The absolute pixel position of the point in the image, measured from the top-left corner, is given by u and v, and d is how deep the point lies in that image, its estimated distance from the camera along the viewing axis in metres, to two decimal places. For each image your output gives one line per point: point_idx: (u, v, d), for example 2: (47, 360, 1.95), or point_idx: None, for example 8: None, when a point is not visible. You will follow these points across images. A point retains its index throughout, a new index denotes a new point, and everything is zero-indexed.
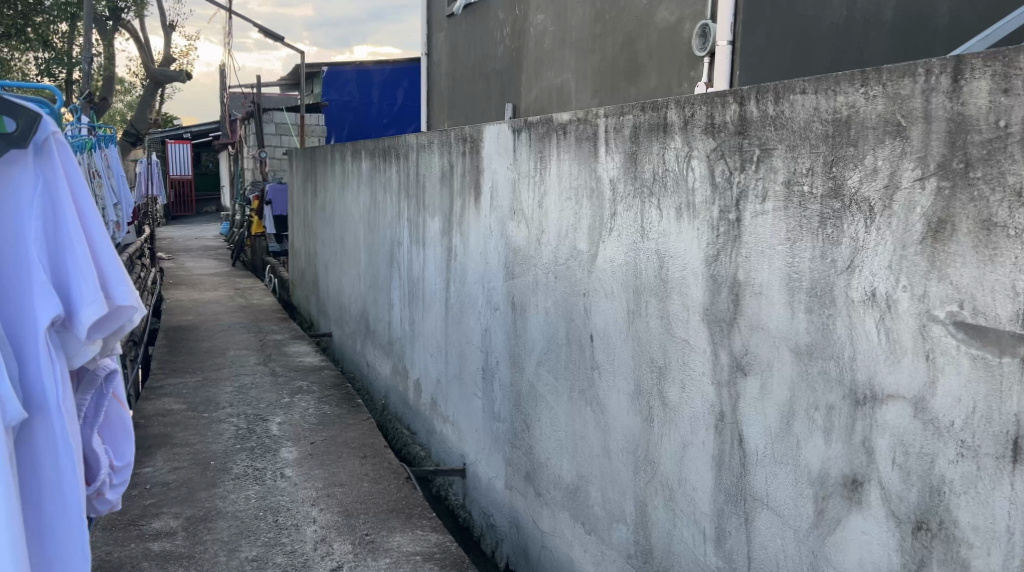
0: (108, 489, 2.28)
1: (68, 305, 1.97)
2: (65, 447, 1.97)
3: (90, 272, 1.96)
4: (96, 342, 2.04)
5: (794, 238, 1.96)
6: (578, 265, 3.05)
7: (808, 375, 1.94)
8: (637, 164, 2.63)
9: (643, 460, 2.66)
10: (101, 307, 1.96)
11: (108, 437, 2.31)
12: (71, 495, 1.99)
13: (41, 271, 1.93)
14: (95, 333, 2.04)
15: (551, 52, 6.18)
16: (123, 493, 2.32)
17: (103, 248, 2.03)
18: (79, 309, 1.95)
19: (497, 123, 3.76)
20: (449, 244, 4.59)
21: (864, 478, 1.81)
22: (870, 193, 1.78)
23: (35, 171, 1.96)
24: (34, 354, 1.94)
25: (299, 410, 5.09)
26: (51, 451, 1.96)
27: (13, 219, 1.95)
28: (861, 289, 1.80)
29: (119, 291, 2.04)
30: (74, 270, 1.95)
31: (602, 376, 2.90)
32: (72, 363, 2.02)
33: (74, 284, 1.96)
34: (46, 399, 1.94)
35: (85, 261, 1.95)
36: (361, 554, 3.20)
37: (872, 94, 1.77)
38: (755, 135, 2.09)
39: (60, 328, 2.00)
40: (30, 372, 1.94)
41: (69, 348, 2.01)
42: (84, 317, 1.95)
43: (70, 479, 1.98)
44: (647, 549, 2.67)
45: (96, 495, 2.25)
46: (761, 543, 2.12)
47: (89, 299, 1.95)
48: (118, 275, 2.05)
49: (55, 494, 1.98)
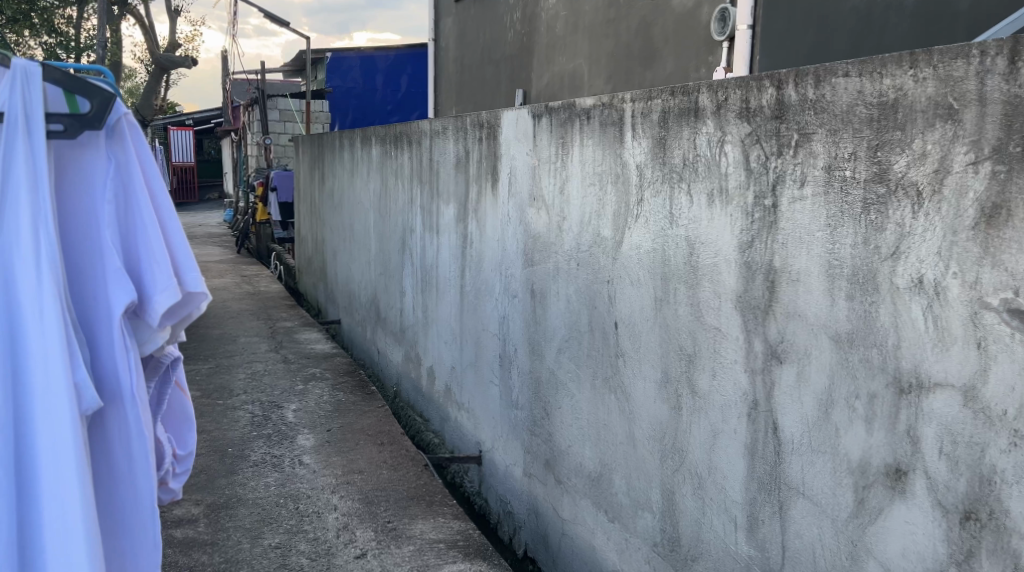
0: (171, 478, 2.26)
1: (140, 291, 1.95)
2: (137, 437, 1.95)
3: (163, 258, 1.93)
4: (166, 329, 2.02)
5: (835, 224, 1.94)
6: (602, 252, 3.02)
7: (849, 362, 1.91)
8: (666, 150, 2.60)
9: (670, 448, 2.64)
10: (174, 294, 1.94)
11: (170, 425, 2.30)
12: (144, 486, 1.98)
13: (114, 256, 1.90)
14: (166, 320, 2.01)
15: (563, 37, 6.13)
16: (185, 483, 2.29)
17: (174, 233, 2.01)
18: (152, 295, 1.93)
19: (516, 109, 3.73)
20: (465, 230, 4.56)
21: (908, 467, 1.78)
22: (918, 178, 1.75)
23: (107, 154, 1.94)
24: (107, 341, 1.92)
25: (313, 397, 5.08)
26: (124, 442, 1.96)
27: (85, 202, 1.92)
28: (907, 275, 1.78)
29: (190, 277, 2.01)
30: (147, 255, 1.93)
31: (627, 364, 2.88)
32: (144, 350, 1.99)
33: (146, 269, 1.93)
34: (120, 389, 1.93)
35: (158, 245, 1.93)
36: (385, 542, 3.19)
37: (921, 77, 1.74)
38: (794, 119, 2.05)
39: (132, 314, 1.97)
40: (104, 360, 1.92)
41: (140, 334, 1.99)
42: (157, 303, 1.93)
43: (142, 469, 1.97)
44: (675, 538, 2.65)
45: (159, 484, 2.23)
46: (797, 533, 2.10)
47: (163, 285, 1.93)
48: (189, 260, 2.02)
49: (128, 484, 1.97)
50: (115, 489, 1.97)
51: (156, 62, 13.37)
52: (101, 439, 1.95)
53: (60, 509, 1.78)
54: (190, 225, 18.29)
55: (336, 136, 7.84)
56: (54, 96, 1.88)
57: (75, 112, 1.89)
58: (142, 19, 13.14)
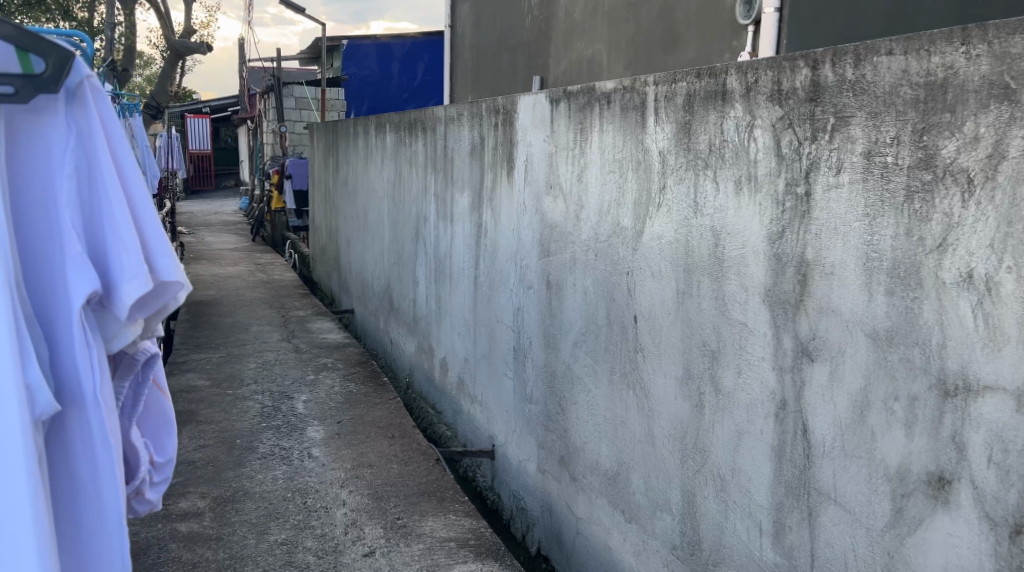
0: (148, 488, 2.03)
1: (106, 279, 1.72)
2: (101, 444, 1.72)
3: (131, 241, 1.70)
4: (137, 323, 1.79)
5: (874, 214, 1.82)
6: (621, 243, 2.90)
7: (887, 362, 1.79)
8: (691, 135, 2.49)
9: (691, 449, 2.53)
10: (143, 283, 1.71)
11: (147, 428, 2.05)
12: (110, 499, 1.75)
13: (74, 239, 1.68)
14: (137, 313, 1.79)
15: (582, 22, 5.99)
16: (163, 493, 2.07)
17: (145, 213, 1.77)
18: (120, 285, 1.70)
19: (534, 93, 3.61)
20: (480, 219, 4.44)
21: (953, 476, 1.66)
22: (969, 164, 1.63)
23: (67, 120, 1.70)
24: (67, 337, 1.69)
25: (324, 387, 5.00)
26: (87, 451, 1.72)
27: (42, 177, 1.70)
28: (955, 269, 1.65)
29: (163, 265, 1.77)
30: (113, 239, 1.70)
31: (646, 359, 2.77)
32: (111, 347, 1.76)
33: (113, 255, 1.70)
34: (81, 389, 1.70)
35: (126, 228, 1.70)
36: (394, 540, 3.09)
37: (974, 54, 1.62)
38: (831, 102, 1.93)
39: (97, 306, 1.75)
40: (63, 358, 1.69)
41: (107, 329, 1.76)
42: (124, 293, 1.69)
43: (107, 481, 1.74)
44: (694, 541, 2.53)
45: (135, 494, 2.00)
46: (827, 541, 1.98)
47: (131, 273, 1.70)
48: (162, 246, 1.78)
49: (91, 499, 1.74)
50: (77, 504, 1.74)
51: (171, 49, 13.30)
52: (60, 447, 1.72)
53: (8, 520, 1.58)
54: (206, 212, 18.34)
55: (350, 123, 7.74)
56: (5, 55, 1.65)
57: (29, 73, 1.65)
58: (157, 5, 13.07)
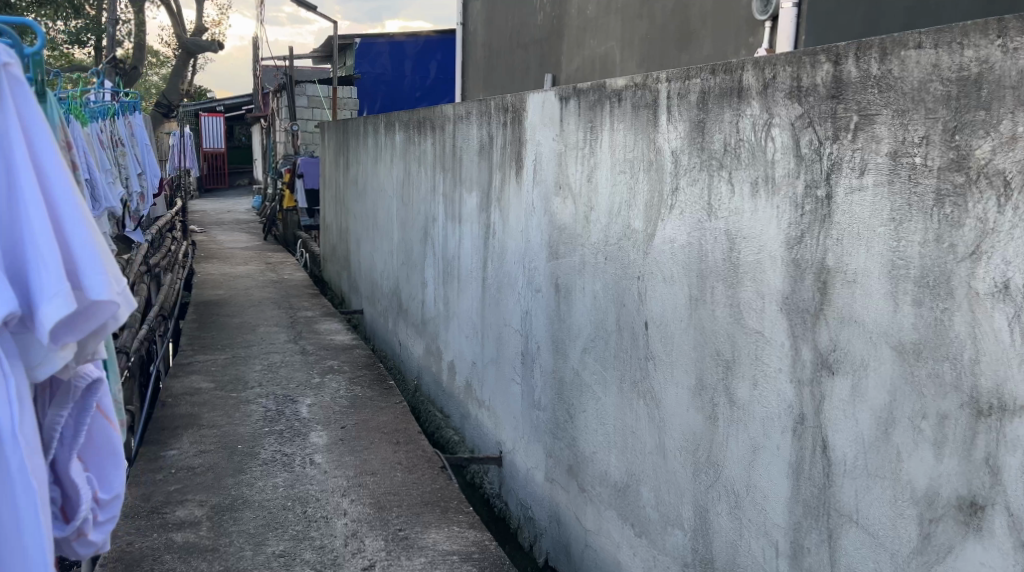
0: (91, 527, 1.83)
1: (27, 299, 1.53)
2: (23, 487, 1.50)
3: (50, 255, 1.51)
4: (66, 347, 1.59)
5: (900, 218, 1.70)
6: (632, 246, 2.79)
7: (914, 378, 1.68)
8: (705, 134, 2.38)
9: (704, 462, 2.42)
10: (65, 303, 1.51)
11: (92, 462, 1.85)
12: (34, 548, 1.51)
13: None
14: (66, 334, 1.59)
15: (595, 19, 5.87)
16: (110, 533, 1.87)
17: (72, 223, 1.57)
18: (39, 305, 1.50)
19: (543, 91, 3.50)
20: (488, 220, 4.34)
21: (986, 502, 1.55)
22: (1006, 166, 1.52)
23: None
24: None
25: (329, 391, 4.91)
26: (6, 494, 1.50)
27: None
28: (989, 279, 1.54)
29: (93, 281, 1.56)
30: (32, 252, 1.51)
31: (657, 368, 2.66)
32: (37, 375, 1.57)
33: (32, 271, 1.51)
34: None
35: (44, 241, 1.52)
36: (395, 552, 2.99)
37: (1012, 47, 1.51)
38: (853, 99, 1.82)
39: (19, 328, 1.55)
40: None
41: (32, 355, 1.56)
42: (43, 315, 1.49)
43: (31, 529, 1.51)
44: (706, 559, 2.42)
45: (75, 534, 1.80)
46: (848, 565, 1.87)
47: (51, 292, 1.50)
48: (92, 260, 1.57)
49: (13, 550, 1.51)
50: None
51: (183, 48, 13.26)
52: None
53: None
54: (220, 210, 18.34)
55: (360, 121, 7.65)
56: None
57: None
58: (169, 4, 13.03)
